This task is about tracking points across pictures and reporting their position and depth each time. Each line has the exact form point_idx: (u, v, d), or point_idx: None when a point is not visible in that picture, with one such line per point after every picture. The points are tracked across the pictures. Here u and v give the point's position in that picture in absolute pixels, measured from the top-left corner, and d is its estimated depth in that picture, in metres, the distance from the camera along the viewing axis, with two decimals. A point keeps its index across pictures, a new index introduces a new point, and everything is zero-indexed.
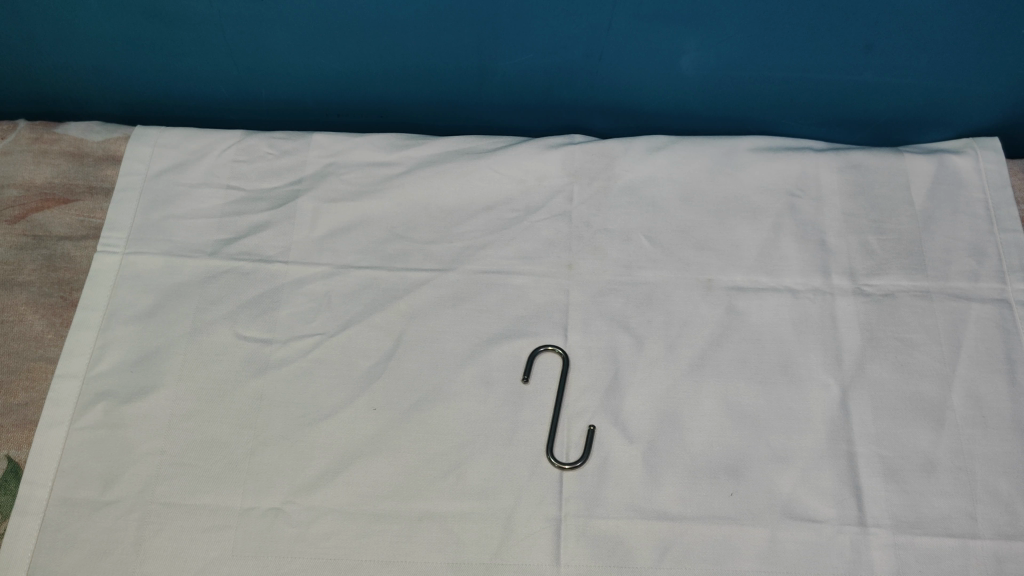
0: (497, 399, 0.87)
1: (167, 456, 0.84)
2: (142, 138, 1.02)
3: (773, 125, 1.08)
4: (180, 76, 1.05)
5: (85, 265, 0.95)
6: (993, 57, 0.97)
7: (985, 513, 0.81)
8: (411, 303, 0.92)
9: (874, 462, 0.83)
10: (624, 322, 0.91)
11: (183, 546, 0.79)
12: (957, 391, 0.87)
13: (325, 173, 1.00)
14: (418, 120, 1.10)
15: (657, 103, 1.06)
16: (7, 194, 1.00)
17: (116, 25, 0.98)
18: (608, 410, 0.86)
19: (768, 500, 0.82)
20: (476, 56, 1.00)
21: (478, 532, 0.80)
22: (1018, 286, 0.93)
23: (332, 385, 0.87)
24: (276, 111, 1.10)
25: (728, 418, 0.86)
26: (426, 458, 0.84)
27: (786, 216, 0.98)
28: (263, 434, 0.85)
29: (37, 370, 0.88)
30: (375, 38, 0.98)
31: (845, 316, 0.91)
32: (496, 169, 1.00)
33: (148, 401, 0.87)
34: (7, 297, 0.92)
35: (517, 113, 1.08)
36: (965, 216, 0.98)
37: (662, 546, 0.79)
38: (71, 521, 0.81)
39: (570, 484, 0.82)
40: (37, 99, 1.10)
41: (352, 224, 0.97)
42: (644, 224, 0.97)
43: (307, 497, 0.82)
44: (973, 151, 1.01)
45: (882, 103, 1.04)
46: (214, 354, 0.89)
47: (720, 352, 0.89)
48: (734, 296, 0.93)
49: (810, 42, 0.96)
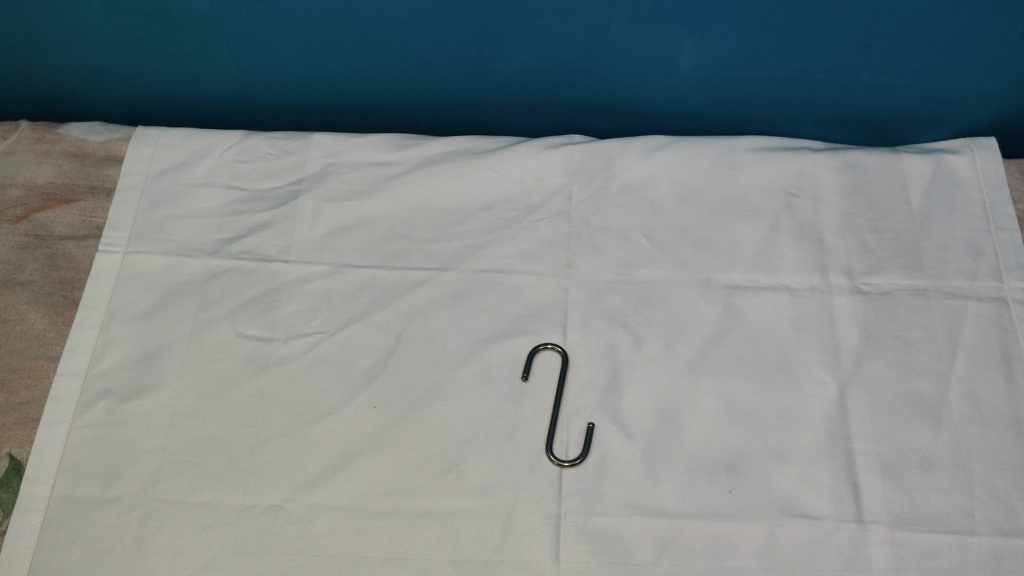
0: (497, 396, 0.87)
1: (168, 454, 0.84)
2: (144, 138, 1.03)
3: (771, 125, 1.09)
4: (181, 77, 1.05)
5: (87, 265, 0.95)
6: (990, 58, 0.98)
7: (982, 510, 0.81)
8: (411, 302, 0.93)
9: (871, 459, 0.84)
10: (624, 320, 0.91)
11: (184, 544, 0.80)
12: (954, 389, 0.87)
13: (325, 173, 1.01)
14: (418, 120, 1.10)
15: (655, 103, 1.06)
16: (9, 194, 1.00)
17: (117, 26, 0.99)
18: (608, 408, 0.86)
19: (766, 498, 0.82)
20: (475, 56, 1.00)
21: (478, 529, 0.80)
22: (1015, 284, 0.93)
23: (333, 384, 0.88)
24: (276, 112, 1.10)
25: (726, 415, 0.86)
26: (426, 455, 0.84)
27: (784, 215, 0.98)
28: (263, 433, 0.85)
29: (38, 369, 0.89)
30: (376, 39, 0.99)
31: (842, 314, 0.92)
32: (495, 169, 1.01)
33: (149, 398, 0.87)
34: (9, 297, 0.93)
35: (516, 114, 1.09)
36: (962, 215, 0.98)
37: (662, 543, 0.80)
38: (73, 519, 0.81)
39: (570, 481, 0.83)
40: (38, 99, 1.10)
41: (353, 224, 0.98)
42: (643, 223, 0.98)
43: (307, 495, 0.82)
44: (971, 151, 1.02)
45: (879, 103, 1.05)
46: (215, 352, 0.90)
47: (718, 351, 0.90)
48: (732, 294, 0.93)
49: (808, 42, 0.97)
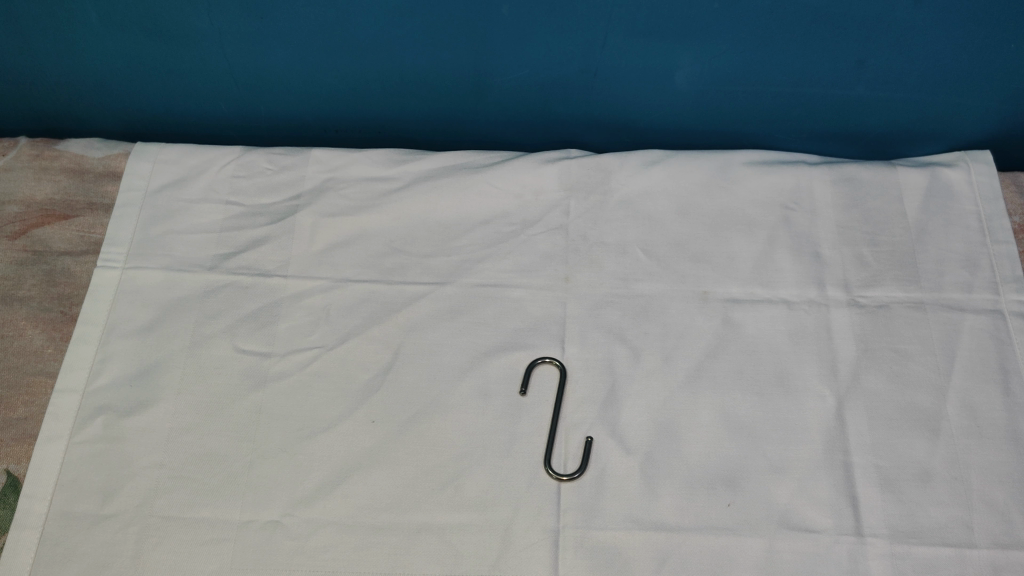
0: (495, 410, 0.87)
1: (166, 470, 0.84)
2: (143, 154, 1.03)
3: (768, 139, 1.09)
4: (180, 95, 1.06)
5: (85, 280, 0.95)
6: (983, 72, 0.99)
7: (981, 522, 0.81)
8: (408, 317, 0.93)
9: (870, 472, 0.84)
10: (621, 334, 0.92)
11: (182, 560, 0.80)
12: (951, 401, 0.88)
13: (324, 188, 1.01)
14: (415, 135, 1.11)
15: (652, 118, 1.07)
16: (7, 210, 1.00)
17: (118, 43, 0.99)
18: (605, 421, 0.86)
19: (765, 511, 0.82)
20: (473, 72, 1.01)
21: (476, 543, 0.80)
22: (1011, 297, 0.93)
23: (331, 399, 0.88)
24: (275, 128, 1.11)
25: (725, 429, 0.86)
26: (426, 469, 0.84)
27: (780, 228, 0.99)
28: (262, 448, 0.85)
29: (36, 385, 0.89)
30: (374, 55, 1.00)
31: (839, 327, 0.92)
32: (493, 184, 1.01)
33: (148, 414, 0.87)
34: (8, 313, 0.93)
35: (514, 129, 1.10)
36: (957, 228, 0.99)
37: (661, 557, 0.80)
38: (70, 535, 0.81)
39: (568, 495, 0.83)
40: (37, 116, 1.11)
41: (351, 239, 0.98)
42: (641, 237, 0.98)
43: (305, 510, 0.82)
44: (965, 163, 1.02)
45: (874, 118, 1.05)
46: (213, 368, 0.90)
47: (717, 364, 0.90)
48: (730, 308, 0.93)
49: (802, 57, 0.98)
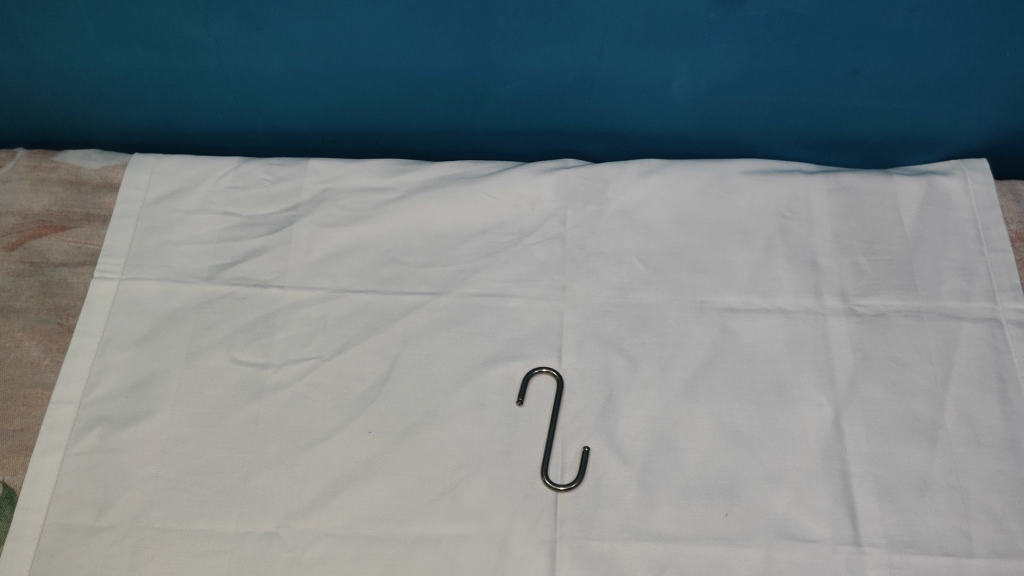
0: (492, 421, 0.87)
1: (162, 481, 0.84)
2: (141, 165, 1.03)
3: (764, 148, 1.10)
4: (178, 106, 1.07)
5: (82, 291, 0.95)
6: (979, 80, 0.99)
7: (979, 531, 0.81)
8: (406, 327, 0.93)
9: (868, 481, 0.84)
10: (619, 343, 0.91)
11: (177, 572, 0.79)
12: (949, 409, 0.87)
13: (321, 199, 1.01)
14: (413, 145, 1.12)
15: (649, 127, 1.07)
16: (5, 222, 1.01)
17: (115, 55, 1.00)
18: (602, 432, 0.86)
19: (763, 522, 0.82)
20: (470, 82, 1.01)
21: (473, 554, 0.80)
22: (1009, 305, 0.93)
23: (327, 409, 0.88)
24: (274, 139, 1.11)
25: (722, 439, 0.86)
26: (422, 480, 0.84)
27: (777, 238, 0.99)
28: (259, 459, 0.85)
29: (32, 397, 0.88)
30: (372, 66, 1.00)
31: (837, 336, 0.92)
32: (490, 194, 1.01)
33: (144, 425, 0.87)
34: (5, 324, 0.93)
35: (512, 139, 1.10)
36: (954, 236, 0.99)
37: (657, 567, 0.79)
38: (65, 547, 0.81)
39: (565, 506, 0.82)
40: (37, 128, 1.11)
41: (347, 249, 0.98)
42: (637, 246, 0.98)
43: (302, 521, 0.82)
44: (962, 172, 1.03)
45: (870, 126, 1.06)
46: (210, 379, 0.90)
47: (714, 373, 0.90)
48: (727, 317, 0.93)
49: (798, 66, 0.98)
